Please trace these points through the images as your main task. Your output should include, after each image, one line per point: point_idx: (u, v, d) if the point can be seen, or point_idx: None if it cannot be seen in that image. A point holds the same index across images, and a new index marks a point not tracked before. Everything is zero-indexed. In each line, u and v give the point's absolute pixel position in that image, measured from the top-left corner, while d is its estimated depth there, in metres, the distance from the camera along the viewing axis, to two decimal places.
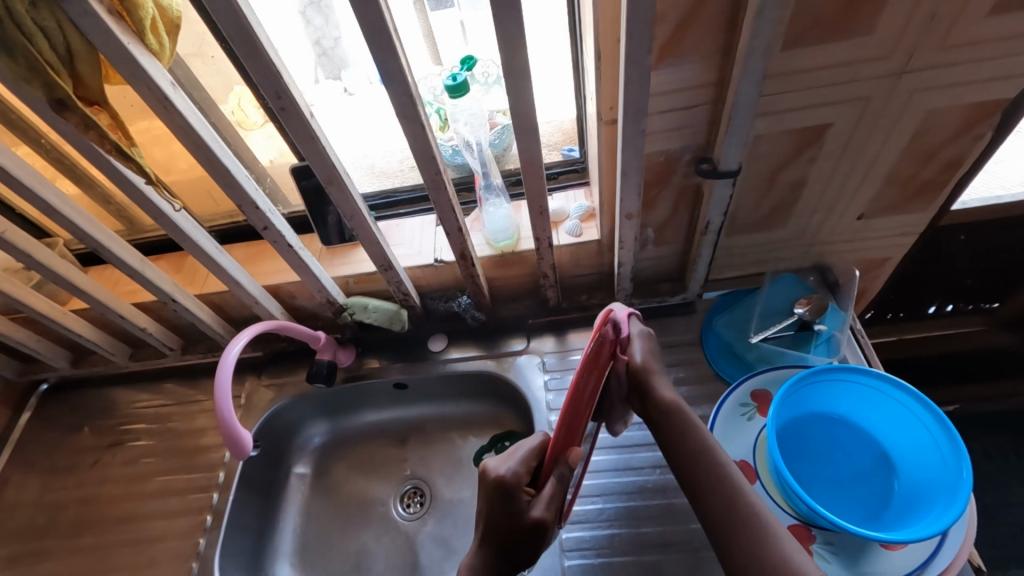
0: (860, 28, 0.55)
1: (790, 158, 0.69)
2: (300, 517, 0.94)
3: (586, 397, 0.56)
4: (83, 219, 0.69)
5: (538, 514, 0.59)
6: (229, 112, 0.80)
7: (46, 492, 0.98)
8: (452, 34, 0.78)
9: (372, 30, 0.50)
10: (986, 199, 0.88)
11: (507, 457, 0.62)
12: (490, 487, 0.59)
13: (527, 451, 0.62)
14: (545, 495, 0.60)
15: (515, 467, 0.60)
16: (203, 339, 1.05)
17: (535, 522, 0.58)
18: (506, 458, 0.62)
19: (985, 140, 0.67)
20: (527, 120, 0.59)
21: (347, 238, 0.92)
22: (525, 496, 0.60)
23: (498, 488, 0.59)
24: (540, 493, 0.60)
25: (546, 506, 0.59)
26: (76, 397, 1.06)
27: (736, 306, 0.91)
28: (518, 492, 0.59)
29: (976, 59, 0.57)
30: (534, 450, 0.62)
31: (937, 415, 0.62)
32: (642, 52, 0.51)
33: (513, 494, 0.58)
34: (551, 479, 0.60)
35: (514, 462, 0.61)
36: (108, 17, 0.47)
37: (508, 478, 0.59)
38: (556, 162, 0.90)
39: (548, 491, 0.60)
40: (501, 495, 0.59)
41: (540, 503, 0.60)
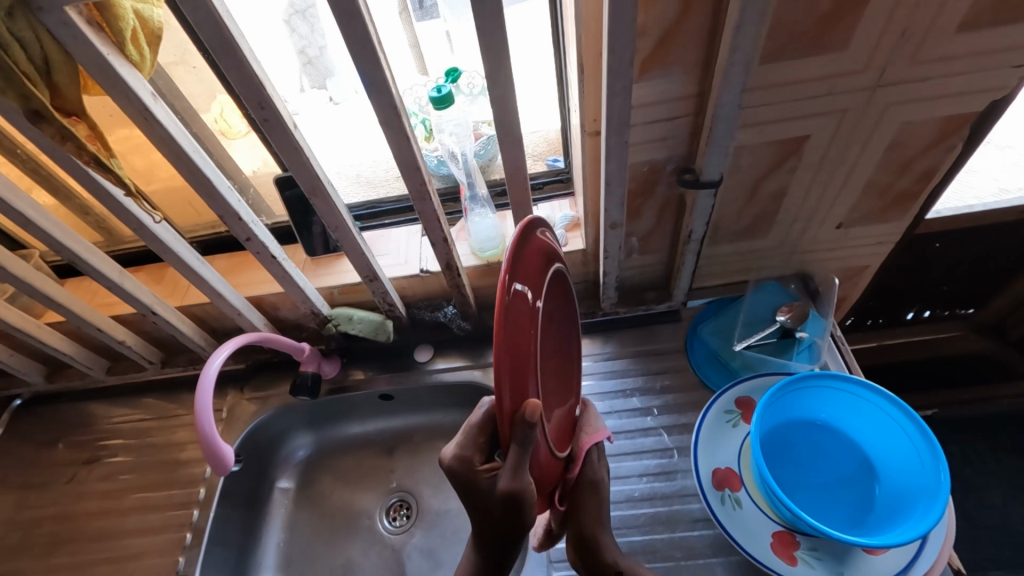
0: (834, 44, 0.56)
1: (770, 169, 0.71)
2: (284, 532, 0.92)
3: (516, 336, 0.49)
4: (59, 231, 0.67)
5: (504, 486, 0.51)
6: (211, 121, 0.79)
7: (18, 512, 0.94)
8: (436, 45, 0.79)
9: (356, 42, 0.50)
10: (960, 208, 0.90)
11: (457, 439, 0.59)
12: (452, 479, 0.58)
13: (475, 425, 0.59)
14: (507, 465, 0.51)
15: (466, 447, 0.58)
16: (184, 351, 1.03)
17: (506, 493, 0.51)
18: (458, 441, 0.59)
19: (956, 152, 0.69)
20: (511, 130, 0.60)
21: (331, 248, 0.91)
22: (485, 473, 0.56)
23: (456, 476, 0.58)
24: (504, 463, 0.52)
25: (514, 476, 0.51)
26: (51, 412, 1.03)
27: (720, 314, 0.92)
28: (477, 472, 0.57)
29: (945, 74, 0.59)
30: (481, 424, 0.59)
31: (916, 420, 0.63)
32: (624, 65, 0.52)
33: (471, 477, 0.57)
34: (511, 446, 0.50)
35: (467, 441, 0.59)
36: (87, 27, 0.47)
37: (458, 465, 0.57)
38: (541, 172, 0.91)
39: (509, 458, 0.50)
40: (460, 481, 0.57)
41: (504, 475, 0.51)
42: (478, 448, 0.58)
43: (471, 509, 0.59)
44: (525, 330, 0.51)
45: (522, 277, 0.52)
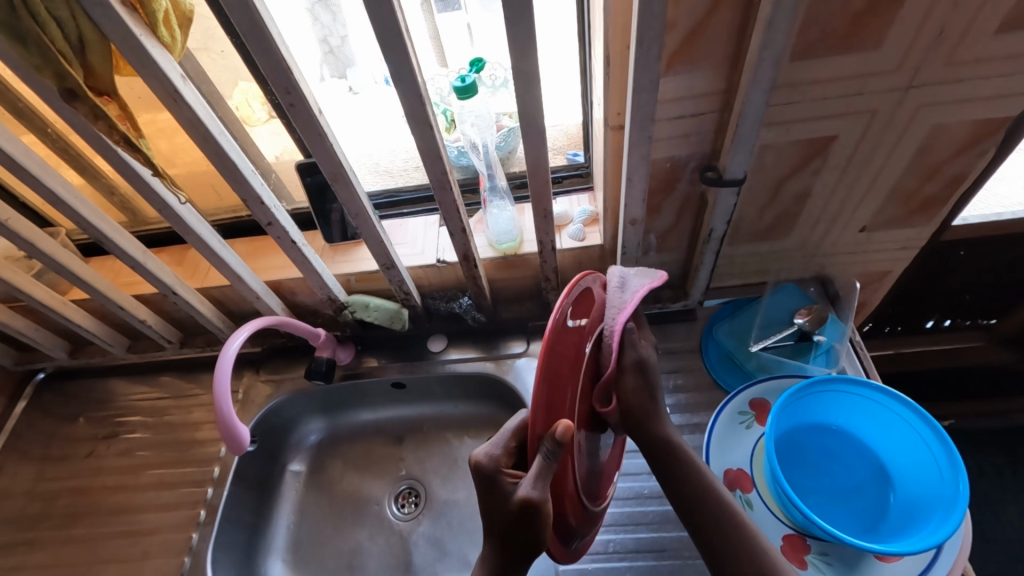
0: (868, 43, 0.55)
1: (794, 169, 0.70)
2: (294, 514, 0.94)
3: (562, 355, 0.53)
4: (87, 209, 0.69)
5: (522, 493, 0.49)
6: (235, 106, 0.80)
7: (39, 482, 0.97)
8: (459, 36, 0.79)
9: (383, 28, 0.50)
10: (987, 216, 0.88)
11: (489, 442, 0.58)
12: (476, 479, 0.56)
13: (509, 432, 0.58)
14: (533, 471, 0.50)
15: (496, 449, 0.57)
16: (202, 333, 1.04)
17: (521, 502, 0.49)
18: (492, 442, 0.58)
19: (988, 157, 0.67)
20: (534, 123, 0.60)
21: (349, 235, 0.92)
22: (510, 479, 0.55)
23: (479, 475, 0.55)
24: (529, 471, 0.51)
25: (537, 487, 0.50)
26: (73, 387, 1.06)
27: (737, 314, 0.91)
28: (502, 475, 0.55)
29: (981, 76, 0.58)
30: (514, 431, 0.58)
31: (936, 429, 0.62)
32: (652, 58, 0.51)
33: (495, 479, 0.54)
34: (539, 455, 0.50)
35: (498, 445, 0.57)
36: (121, 8, 0.47)
37: (486, 462, 0.55)
38: (561, 166, 0.91)
39: (536, 468, 0.50)
40: (483, 483, 0.55)
41: (526, 482, 0.50)
42: (507, 453, 0.57)
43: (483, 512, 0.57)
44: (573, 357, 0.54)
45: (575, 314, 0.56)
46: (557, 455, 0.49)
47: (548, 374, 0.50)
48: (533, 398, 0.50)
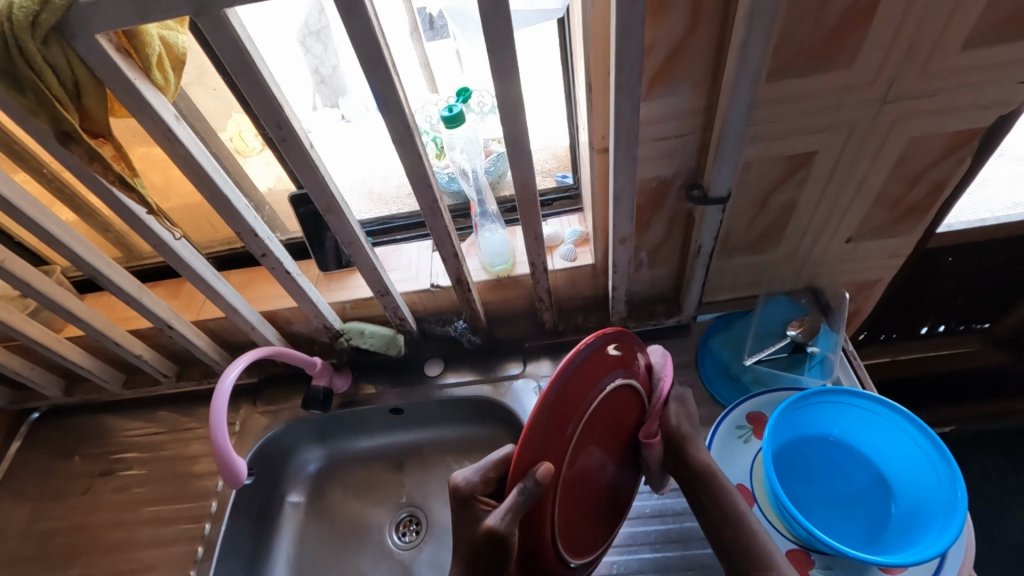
0: (840, 62, 0.57)
1: (779, 185, 0.72)
2: (294, 546, 0.92)
3: (557, 406, 0.51)
4: (82, 247, 0.69)
5: (489, 523, 0.51)
6: (229, 139, 0.81)
7: (33, 523, 0.95)
8: (448, 64, 0.81)
9: (370, 61, 0.52)
10: (972, 221, 0.90)
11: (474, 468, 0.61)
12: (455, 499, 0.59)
13: (490, 462, 0.60)
14: (504, 506, 0.50)
15: (475, 475, 0.59)
16: (198, 365, 1.04)
17: (486, 531, 0.51)
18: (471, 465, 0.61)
19: (965, 165, 0.69)
20: (520, 147, 0.61)
21: (344, 263, 0.93)
22: (483, 508, 0.58)
23: (455, 496, 0.59)
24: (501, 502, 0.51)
25: (503, 520, 0.50)
26: (68, 425, 1.05)
27: (731, 327, 0.92)
28: (477, 502, 0.58)
29: (953, 89, 0.60)
30: (495, 461, 0.60)
31: (931, 436, 0.63)
32: (632, 83, 0.53)
33: (467, 504, 0.58)
34: (515, 491, 0.50)
35: (479, 471, 0.60)
36: (116, 52, 0.49)
37: (462, 487, 0.59)
38: (551, 188, 0.93)
39: (508, 502, 0.50)
40: (460, 504, 0.59)
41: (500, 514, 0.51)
42: (485, 482, 0.59)
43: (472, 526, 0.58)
44: (571, 401, 0.52)
45: (587, 377, 0.53)
46: (534, 493, 0.49)
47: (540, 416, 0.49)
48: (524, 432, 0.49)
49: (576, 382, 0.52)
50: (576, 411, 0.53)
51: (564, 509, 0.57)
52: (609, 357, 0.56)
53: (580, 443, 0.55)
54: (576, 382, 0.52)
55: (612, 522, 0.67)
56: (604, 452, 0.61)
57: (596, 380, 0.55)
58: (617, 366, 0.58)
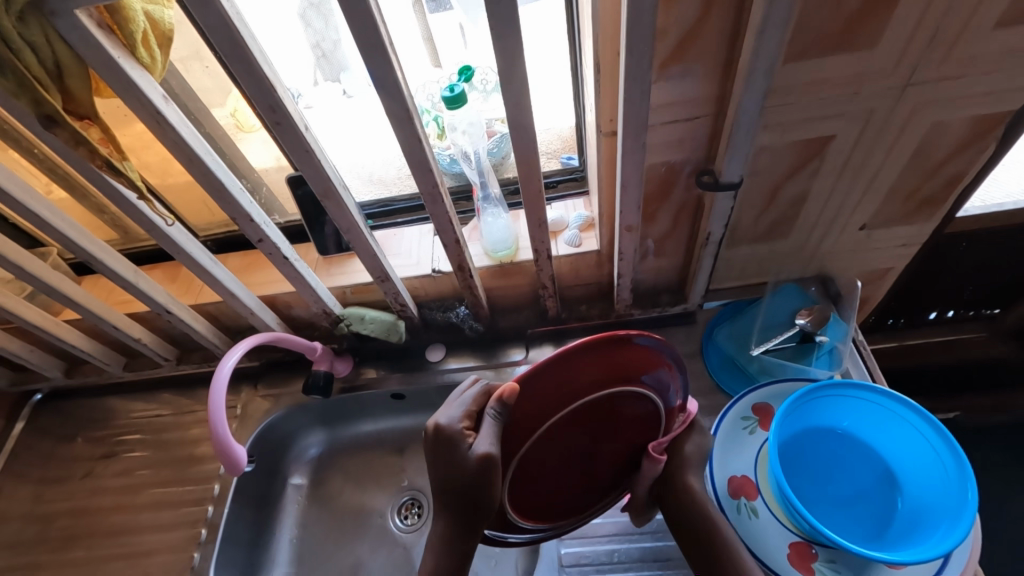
0: (863, 43, 0.54)
1: (793, 170, 0.69)
2: (297, 528, 0.93)
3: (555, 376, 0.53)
4: (75, 232, 0.68)
5: (482, 451, 0.53)
6: (223, 117, 0.79)
7: (39, 503, 0.96)
8: (452, 39, 0.77)
9: (366, 42, 0.49)
10: (989, 207, 0.87)
11: (451, 407, 0.59)
12: (435, 435, 0.58)
13: (471, 397, 0.59)
14: (486, 433, 0.54)
15: (459, 413, 0.57)
16: (199, 349, 1.04)
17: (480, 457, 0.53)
18: (449, 407, 0.59)
19: (989, 152, 0.66)
20: (524, 130, 0.58)
21: (344, 247, 0.91)
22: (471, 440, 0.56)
23: (440, 438, 0.57)
24: (482, 434, 0.54)
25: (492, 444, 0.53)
26: (70, 407, 1.05)
27: (735, 320, 0.90)
28: (461, 437, 0.56)
29: (981, 73, 0.56)
30: (477, 394, 0.59)
31: (943, 433, 0.62)
32: (643, 65, 0.50)
33: (453, 442, 0.56)
34: (489, 415, 0.55)
35: (460, 410, 0.58)
36: (97, 30, 0.46)
37: (445, 427, 0.57)
38: (555, 170, 0.89)
39: (488, 429, 0.54)
40: (447, 442, 0.56)
41: (484, 439, 0.54)
42: (469, 418, 0.57)
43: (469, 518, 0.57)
44: (562, 375, 0.53)
45: (591, 364, 0.53)
46: (501, 415, 0.54)
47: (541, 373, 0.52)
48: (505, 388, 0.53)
49: (579, 361, 0.53)
50: (563, 390, 0.54)
51: (531, 474, 0.61)
52: (624, 359, 0.54)
53: (566, 421, 0.57)
54: (578, 363, 0.53)
55: (587, 501, 0.67)
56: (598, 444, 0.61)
57: (610, 369, 0.54)
58: (631, 371, 0.56)
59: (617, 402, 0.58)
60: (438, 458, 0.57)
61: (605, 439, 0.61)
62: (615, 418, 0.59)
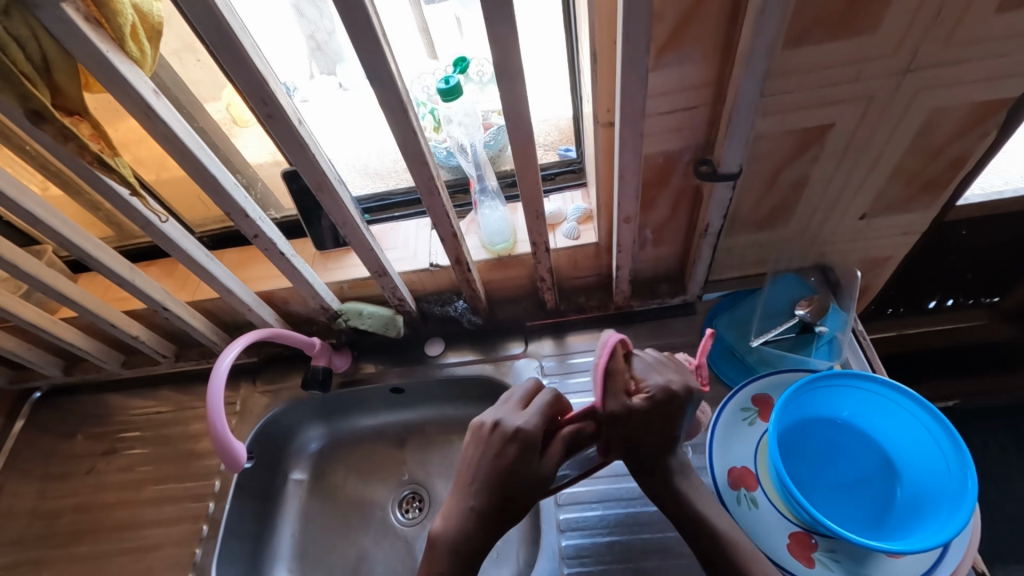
0: (862, 28, 0.53)
1: (792, 159, 0.68)
2: (298, 522, 0.93)
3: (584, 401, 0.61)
4: (69, 229, 0.67)
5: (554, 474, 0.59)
6: (217, 112, 0.79)
7: (40, 501, 0.96)
8: (446, 29, 0.77)
9: (359, 33, 0.48)
10: (989, 194, 0.86)
11: (521, 412, 0.61)
12: (504, 438, 0.59)
13: (543, 406, 0.61)
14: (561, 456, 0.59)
15: (535, 422, 0.59)
16: (197, 345, 1.03)
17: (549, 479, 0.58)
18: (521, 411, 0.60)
19: (989, 138, 0.66)
20: (520, 120, 0.57)
21: (340, 242, 0.90)
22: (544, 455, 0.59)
23: (510, 440, 0.58)
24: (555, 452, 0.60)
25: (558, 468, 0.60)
26: (69, 404, 1.05)
27: (736, 307, 0.90)
28: (534, 448, 0.58)
29: (981, 58, 0.56)
30: (550, 406, 0.61)
31: (942, 422, 0.61)
32: (640, 53, 0.49)
33: (524, 452, 0.58)
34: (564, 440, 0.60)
35: (536, 419, 0.60)
36: (84, 23, 0.45)
37: (520, 433, 0.58)
38: (553, 162, 0.89)
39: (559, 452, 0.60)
40: (517, 450, 0.58)
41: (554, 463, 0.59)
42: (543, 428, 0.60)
43: (467, 513, 0.57)
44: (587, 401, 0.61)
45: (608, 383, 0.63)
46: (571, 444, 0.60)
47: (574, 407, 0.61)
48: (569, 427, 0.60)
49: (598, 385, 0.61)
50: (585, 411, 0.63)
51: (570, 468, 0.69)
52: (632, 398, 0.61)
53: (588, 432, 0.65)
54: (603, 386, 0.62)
55: None
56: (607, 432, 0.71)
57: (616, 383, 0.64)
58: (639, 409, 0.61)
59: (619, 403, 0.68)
60: (497, 454, 0.58)
61: None
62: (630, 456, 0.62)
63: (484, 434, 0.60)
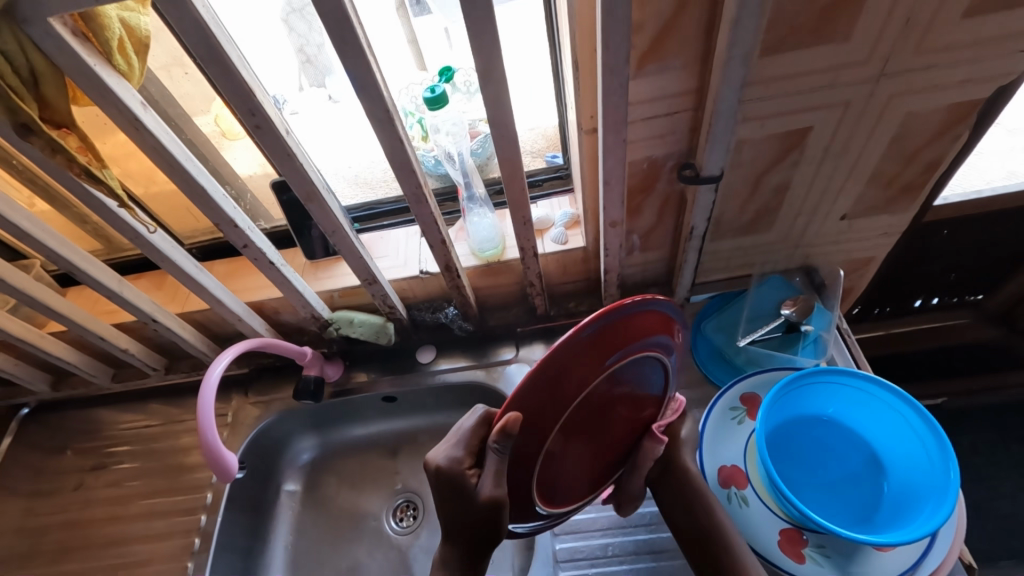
0: (835, 35, 0.55)
1: (773, 162, 0.69)
2: (291, 535, 0.93)
3: (556, 375, 0.46)
4: (57, 242, 0.67)
5: (486, 495, 0.51)
6: (207, 124, 0.79)
7: (28, 518, 0.95)
8: (433, 40, 0.78)
9: (345, 44, 0.49)
10: (968, 195, 0.88)
11: (447, 444, 0.58)
12: (434, 476, 0.57)
13: (467, 432, 0.57)
14: (488, 473, 0.52)
15: (457, 450, 0.56)
16: (187, 357, 1.03)
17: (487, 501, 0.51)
18: (447, 443, 0.58)
19: (963, 140, 0.68)
20: (506, 128, 0.58)
21: (331, 251, 0.91)
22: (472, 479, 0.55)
23: (441, 477, 0.56)
24: (484, 472, 0.52)
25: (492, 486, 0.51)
26: (57, 420, 1.04)
27: (724, 308, 0.91)
28: (464, 476, 0.55)
29: (951, 62, 0.57)
30: (473, 429, 0.57)
31: (925, 416, 0.62)
32: (620, 61, 0.50)
33: (456, 482, 0.55)
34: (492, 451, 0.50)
35: (459, 446, 0.56)
36: (72, 38, 0.46)
37: (446, 466, 0.55)
38: (540, 169, 0.90)
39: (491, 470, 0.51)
40: (450, 482, 0.55)
41: (487, 482, 0.52)
42: (469, 455, 0.56)
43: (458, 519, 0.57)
44: (559, 378, 0.46)
45: (588, 355, 0.46)
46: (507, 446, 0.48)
47: (539, 386, 0.46)
48: (531, 406, 0.47)
49: (573, 358, 0.46)
50: (565, 394, 0.48)
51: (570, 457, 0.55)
52: (627, 326, 0.47)
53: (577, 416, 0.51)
54: (575, 357, 0.46)
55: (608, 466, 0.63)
56: (612, 415, 0.55)
57: (609, 351, 0.48)
58: (637, 338, 0.49)
59: (617, 381, 0.51)
60: (442, 494, 0.57)
61: (613, 409, 0.55)
62: (638, 388, 0.55)
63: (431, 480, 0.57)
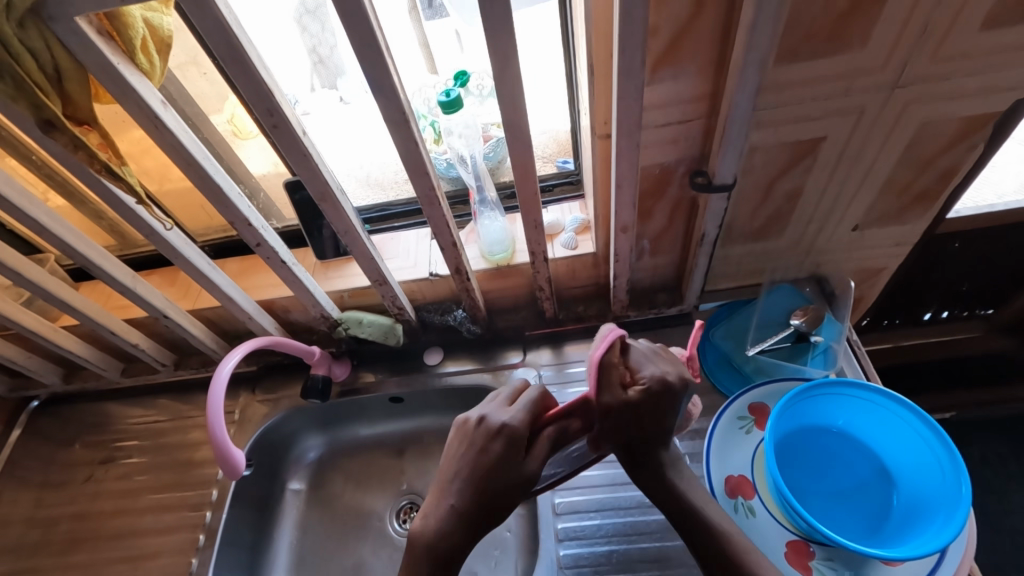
0: (850, 43, 0.55)
1: (785, 170, 0.69)
2: (296, 533, 0.93)
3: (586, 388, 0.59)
4: (73, 236, 0.68)
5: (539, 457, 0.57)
6: (223, 122, 0.80)
7: (37, 510, 0.96)
8: (447, 44, 0.78)
9: (362, 44, 0.49)
10: (981, 207, 0.88)
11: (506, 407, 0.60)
12: (484, 431, 0.57)
13: (529, 399, 0.60)
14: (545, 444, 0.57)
15: (516, 412, 0.58)
16: (196, 354, 1.04)
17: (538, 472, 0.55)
18: (506, 407, 0.60)
19: (978, 151, 0.67)
20: (520, 131, 0.59)
21: (342, 251, 0.91)
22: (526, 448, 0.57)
23: (494, 435, 0.57)
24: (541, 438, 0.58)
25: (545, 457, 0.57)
26: (68, 413, 1.05)
27: (733, 317, 0.90)
28: (516, 442, 0.57)
29: (967, 72, 0.57)
30: (535, 399, 0.60)
31: (936, 429, 0.63)
32: (636, 65, 0.51)
33: (509, 444, 0.56)
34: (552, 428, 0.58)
35: (521, 411, 0.59)
36: (97, 36, 0.47)
37: (508, 425, 0.57)
38: (551, 174, 0.91)
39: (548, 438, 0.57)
40: (504, 443, 0.56)
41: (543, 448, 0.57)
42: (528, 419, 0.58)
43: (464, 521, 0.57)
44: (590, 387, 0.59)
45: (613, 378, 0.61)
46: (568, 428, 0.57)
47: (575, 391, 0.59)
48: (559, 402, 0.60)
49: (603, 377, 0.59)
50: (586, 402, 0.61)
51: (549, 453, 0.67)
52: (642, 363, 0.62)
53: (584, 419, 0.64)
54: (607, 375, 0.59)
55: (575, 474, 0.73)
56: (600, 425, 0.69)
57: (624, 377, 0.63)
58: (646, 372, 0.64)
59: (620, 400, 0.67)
60: (476, 450, 0.57)
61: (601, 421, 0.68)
62: None
63: (468, 430, 0.59)
